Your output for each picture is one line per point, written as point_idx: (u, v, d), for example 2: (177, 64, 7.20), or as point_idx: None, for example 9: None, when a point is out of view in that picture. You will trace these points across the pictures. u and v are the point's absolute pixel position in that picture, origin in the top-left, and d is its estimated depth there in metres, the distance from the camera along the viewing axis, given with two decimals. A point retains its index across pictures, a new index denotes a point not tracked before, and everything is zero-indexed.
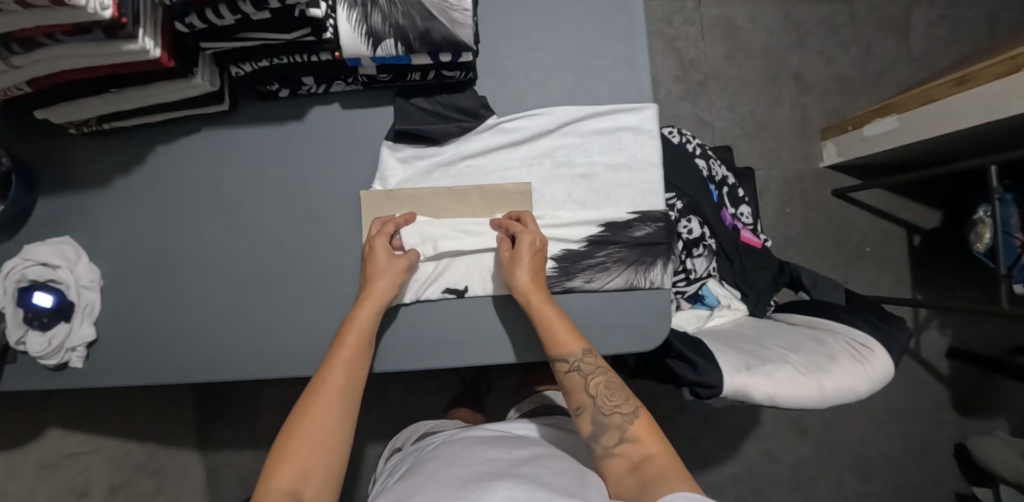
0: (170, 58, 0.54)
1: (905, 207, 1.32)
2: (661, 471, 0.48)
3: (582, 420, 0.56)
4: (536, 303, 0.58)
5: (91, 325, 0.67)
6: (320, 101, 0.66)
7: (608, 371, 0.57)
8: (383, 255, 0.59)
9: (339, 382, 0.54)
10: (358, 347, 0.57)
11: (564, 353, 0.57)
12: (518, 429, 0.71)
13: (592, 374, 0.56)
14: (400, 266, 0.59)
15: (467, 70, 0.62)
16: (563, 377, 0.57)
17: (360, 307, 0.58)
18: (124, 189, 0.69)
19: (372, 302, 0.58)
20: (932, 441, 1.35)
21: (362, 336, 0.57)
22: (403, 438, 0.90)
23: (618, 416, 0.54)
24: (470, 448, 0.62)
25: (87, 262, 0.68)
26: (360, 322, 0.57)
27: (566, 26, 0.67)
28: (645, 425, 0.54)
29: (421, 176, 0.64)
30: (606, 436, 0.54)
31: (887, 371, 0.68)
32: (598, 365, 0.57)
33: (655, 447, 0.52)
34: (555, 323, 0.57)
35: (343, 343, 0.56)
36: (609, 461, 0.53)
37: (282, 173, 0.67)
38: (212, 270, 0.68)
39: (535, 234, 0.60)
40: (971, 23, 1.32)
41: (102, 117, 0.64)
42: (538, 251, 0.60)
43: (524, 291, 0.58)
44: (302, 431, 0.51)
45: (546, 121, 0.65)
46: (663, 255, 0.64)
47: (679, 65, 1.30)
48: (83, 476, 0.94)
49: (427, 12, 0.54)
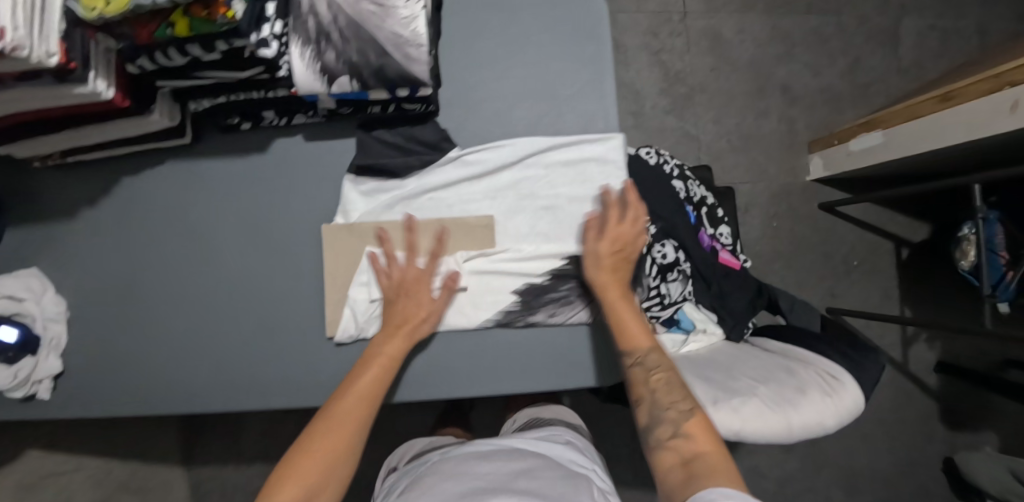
0: (125, 98, 0.54)
1: (894, 220, 1.31)
2: (710, 467, 0.47)
3: (640, 411, 0.56)
4: (613, 296, 0.60)
5: (58, 358, 0.67)
6: (284, 133, 0.66)
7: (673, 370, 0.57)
8: (418, 294, 0.60)
9: (359, 410, 0.53)
10: (383, 383, 0.56)
11: (630, 345, 0.58)
12: (512, 442, 0.70)
13: (655, 370, 0.57)
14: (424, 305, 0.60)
15: (427, 103, 0.61)
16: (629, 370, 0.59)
17: (388, 340, 0.59)
18: (89, 222, 0.68)
19: (400, 338, 0.59)
20: (920, 455, 1.34)
21: (386, 371, 0.57)
22: (397, 457, 0.88)
23: (674, 412, 0.54)
24: (465, 462, 0.62)
25: (54, 293, 0.68)
26: (386, 356, 0.58)
27: (532, 54, 0.66)
28: (702, 425, 0.52)
29: (383, 209, 0.63)
30: (660, 429, 0.53)
31: (857, 406, 0.67)
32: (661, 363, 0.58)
33: (709, 448, 0.50)
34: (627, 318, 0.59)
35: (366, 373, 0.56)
36: (659, 453, 0.52)
37: (247, 206, 0.67)
38: (178, 303, 0.68)
39: (622, 229, 0.61)
40: (961, 33, 1.30)
41: (65, 151, 0.64)
42: (621, 245, 0.61)
43: (602, 285, 0.60)
44: (319, 454, 0.49)
45: (509, 152, 0.64)
46: (628, 289, 0.64)
47: (665, 77, 1.29)
48: (62, 495, 0.95)
49: (382, 48, 0.54)
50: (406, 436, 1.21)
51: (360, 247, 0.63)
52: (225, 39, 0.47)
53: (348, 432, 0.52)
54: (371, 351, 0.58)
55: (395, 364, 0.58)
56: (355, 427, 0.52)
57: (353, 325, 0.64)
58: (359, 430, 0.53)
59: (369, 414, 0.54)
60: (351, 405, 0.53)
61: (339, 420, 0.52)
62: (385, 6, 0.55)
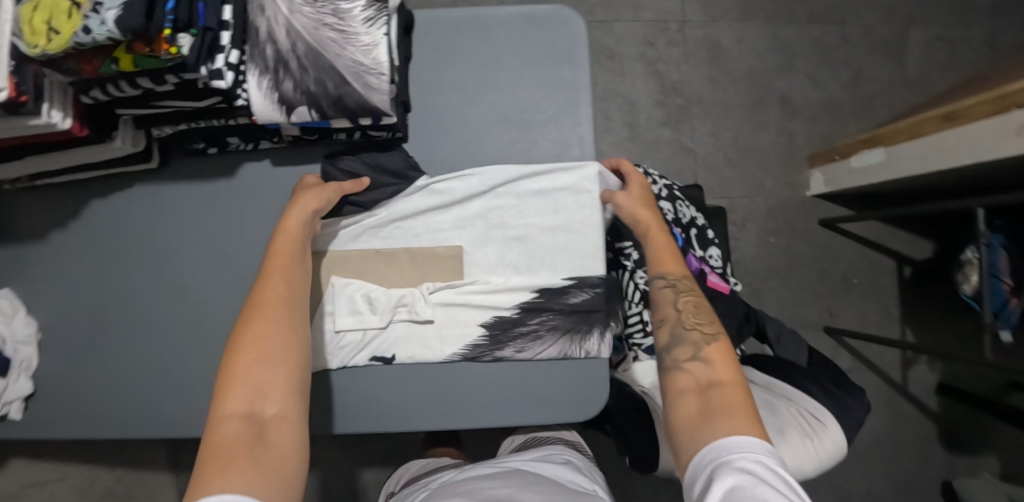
0: (83, 127, 0.53)
1: (895, 237, 1.27)
2: (731, 393, 0.45)
3: (661, 331, 0.55)
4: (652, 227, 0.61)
5: (28, 379, 0.67)
6: (251, 157, 0.65)
7: (701, 298, 0.57)
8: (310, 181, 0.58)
9: (278, 292, 0.50)
10: (294, 256, 0.53)
11: (664, 269, 0.58)
12: (511, 462, 0.68)
13: (684, 293, 0.57)
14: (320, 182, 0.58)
15: (393, 130, 0.59)
16: (655, 292, 0.58)
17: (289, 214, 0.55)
18: (59, 243, 0.68)
19: (300, 211, 0.55)
20: (919, 479, 1.30)
21: (292, 244, 0.53)
22: (395, 482, 0.91)
23: (697, 336, 0.53)
24: (465, 484, 0.61)
25: (25, 315, 0.68)
26: (290, 229, 0.54)
27: (504, 78, 0.64)
28: (723, 353, 0.50)
29: (350, 238, 0.62)
30: (679, 350, 0.52)
31: (837, 450, 0.65)
32: (689, 288, 0.57)
33: (728, 373, 0.48)
34: (662, 246, 0.60)
35: (274, 255, 0.52)
36: (674, 374, 0.50)
37: (214, 231, 0.66)
38: (145, 325, 0.68)
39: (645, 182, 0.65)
40: (971, 44, 1.25)
41: (33, 175, 0.64)
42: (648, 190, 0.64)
43: (643, 217, 0.61)
44: (253, 344, 0.45)
45: (477, 181, 0.62)
46: (600, 324, 0.62)
47: (662, 88, 1.26)
48: None
49: (341, 77, 0.52)
50: (391, 448, 1.20)
51: (326, 276, 0.62)
52: (174, 72, 0.46)
53: (276, 314, 0.48)
54: (277, 226, 0.54)
55: (300, 236, 0.54)
56: (281, 308, 0.49)
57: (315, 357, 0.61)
58: (284, 307, 0.49)
59: (292, 292, 0.51)
60: (271, 287, 0.50)
61: (263, 308, 0.48)
62: (345, 32, 0.53)
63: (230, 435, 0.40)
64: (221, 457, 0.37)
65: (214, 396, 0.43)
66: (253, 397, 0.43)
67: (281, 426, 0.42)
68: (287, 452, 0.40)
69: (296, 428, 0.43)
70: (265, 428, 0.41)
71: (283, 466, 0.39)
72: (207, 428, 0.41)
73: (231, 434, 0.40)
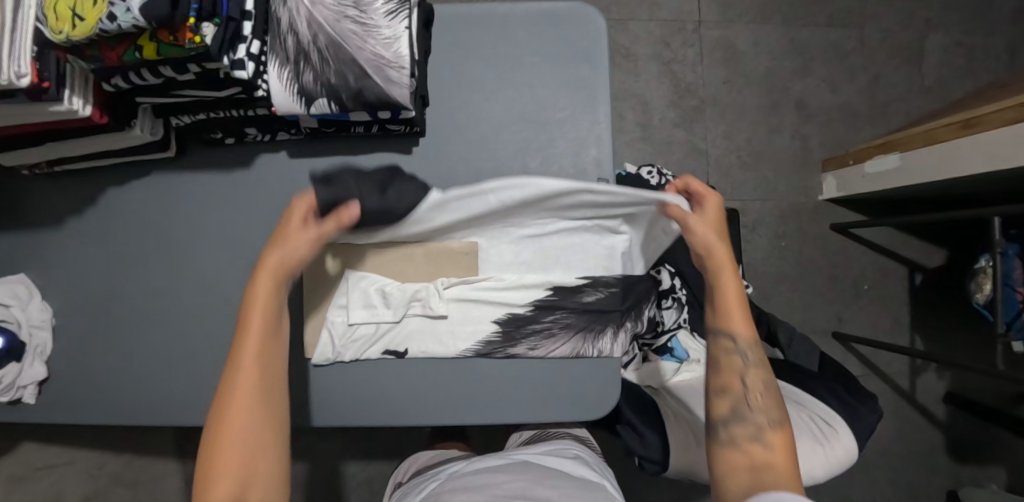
0: (103, 115, 0.53)
1: (908, 244, 1.26)
2: (790, 482, 0.46)
3: (720, 400, 0.53)
4: (727, 275, 0.55)
5: (42, 364, 0.68)
6: (268, 149, 0.65)
7: (767, 370, 0.55)
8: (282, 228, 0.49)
9: (248, 381, 0.46)
10: (269, 331, 0.48)
11: (734, 332, 0.54)
12: (520, 454, 0.69)
13: (752, 364, 0.54)
14: (295, 233, 0.49)
15: (411, 124, 0.59)
16: (719, 354, 0.55)
17: (256, 283, 0.48)
18: (75, 230, 0.68)
19: (268, 279, 0.48)
20: (924, 487, 1.29)
21: (268, 315, 0.48)
22: (405, 471, 0.91)
23: (762, 416, 0.52)
24: (481, 476, 0.61)
25: (41, 301, 0.69)
26: (259, 301, 0.48)
27: (523, 76, 0.64)
28: (784, 440, 0.50)
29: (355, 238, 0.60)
30: (741, 428, 0.51)
31: (847, 456, 0.64)
32: (756, 357, 0.54)
33: (790, 466, 0.48)
34: (733, 300, 0.55)
35: (248, 329, 0.47)
36: (730, 452, 0.50)
37: (230, 222, 0.67)
38: (158, 315, 0.68)
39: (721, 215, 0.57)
40: (991, 51, 1.23)
41: (51, 161, 0.64)
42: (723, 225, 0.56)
43: (719, 260, 0.54)
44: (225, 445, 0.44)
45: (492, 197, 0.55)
46: (614, 323, 0.62)
47: (676, 89, 1.25)
48: (55, 486, 1.02)
49: (362, 70, 0.52)
50: (398, 441, 1.22)
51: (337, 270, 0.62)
52: (197, 61, 0.46)
53: (254, 400, 0.45)
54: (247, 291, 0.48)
55: (273, 302, 0.48)
56: (260, 392, 0.46)
57: (330, 349, 0.61)
58: (263, 392, 0.46)
59: (269, 370, 0.47)
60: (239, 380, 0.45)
61: (233, 402, 0.45)
62: (367, 25, 0.53)
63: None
64: None
65: (195, 491, 0.43)
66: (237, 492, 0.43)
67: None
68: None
69: None
70: None
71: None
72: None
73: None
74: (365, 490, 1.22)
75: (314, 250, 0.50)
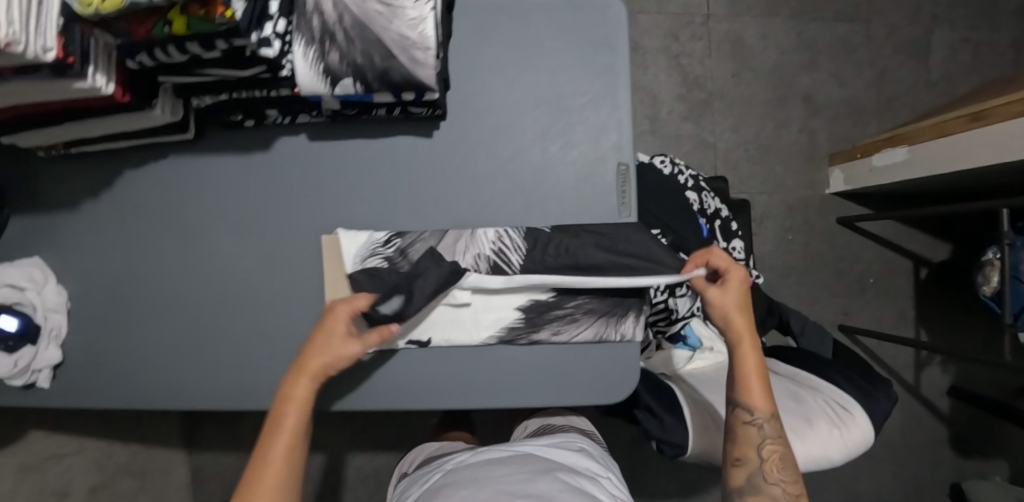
0: (125, 93, 0.53)
1: (913, 239, 1.26)
2: None
3: (737, 470, 0.59)
4: (745, 348, 0.60)
5: (58, 348, 0.67)
6: (287, 131, 0.65)
7: (786, 444, 0.59)
8: (321, 332, 0.57)
9: (276, 474, 0.53)
10: (298, 429, 0.55)
11: (752, 406, 0.59)
12: (524, 447, 0.71)
13: (770, 438, 0.59)
14: (340, 339, 0.56)
15: (434, 106, 0.60)
16: (739, 426, 0.60)
17: (297, 383, 0.56)
18: (91, 214, 0.68)
19: (308, 378, 0.56)
20: (927, 480, 1.30)
21: (299, 415, 0.55)
22: (409, 464, 0.91)
23: (779, 490, 0.57)
24: (483, 469, 0.64)
25: (56, 284, 0.68)
26: (297, 400, 0.55)
27: (543, 62, 0.64)
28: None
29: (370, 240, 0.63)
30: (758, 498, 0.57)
31: (866, 440, 0.65)
32: (775, 433, 0.59)
33: None
34: (752, 374, 0.60)
35: (280, 427, 0.55)
36: None
37: (249, 204, 0.66)
38: (174, 299, 0.68)
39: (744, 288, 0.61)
40: (996, 47, 1.24)
41: (68, 142, 0.64)
42: (745, 298, 0.61)
43: (737, 335, 0.60)
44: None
45: (516, 268, 0.61)
46: (635, 307, 0.63)
47: (684, 82, 1.25)
48: (64, 477, 0.96)
49: (387, 50, 0.52)
50: (405, 431, 1.23)
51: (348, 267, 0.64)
52: (225, 38, 0.46)
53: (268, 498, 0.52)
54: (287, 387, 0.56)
55: (305, 403, 0.56)
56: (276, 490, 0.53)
57: None
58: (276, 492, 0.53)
59: (289, 470, 0.54)
60: (266, 470, 0.53)
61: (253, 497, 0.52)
62: (393, 5, 0.53)
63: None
64: None
65: None
66: None
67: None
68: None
69: None
70: None
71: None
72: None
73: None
74: (371, 481, 1.22)
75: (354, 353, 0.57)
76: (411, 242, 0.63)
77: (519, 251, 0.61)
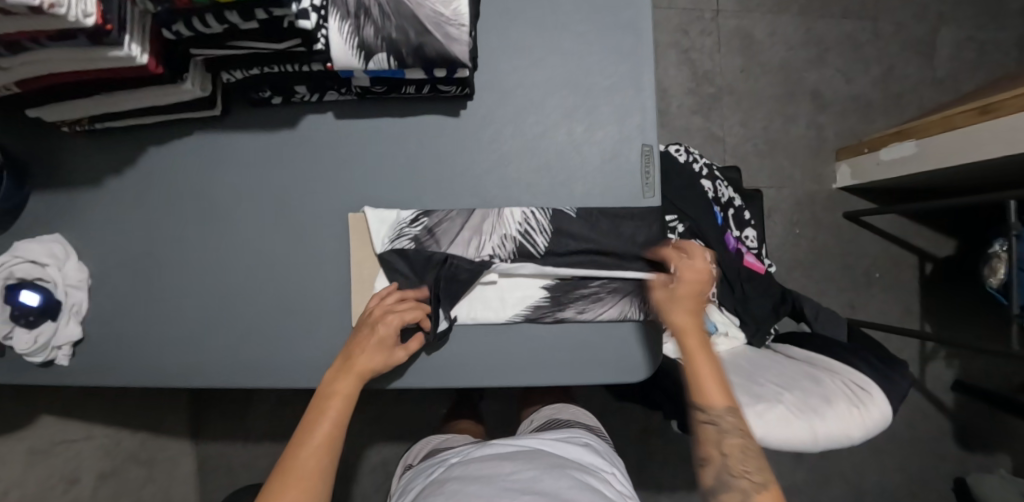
0: (159, 65, 0.53)
1: (918, 234, 1.28)
2: None
3: (705, 471, 0.57)
4: (691, 345, 0.59)
5: (77, 324, 0.67)
6: (314, 110, 0.65)
7: (749, 436, 0.56)
8: (366, 333, 0.59)
9: (316, 462, 0.53)
10: (340, 422, 0.57)
11: (704, 402, 0.57)
12: (530, 442, 0.71)
13: (731, 433, 0.56)
14: (389, 343, 0.59)
15: (463, 85, 0.61)
16: (698, 426, 0.58)
17: (343, 380, 0.58)
18: (114, 190, 0.68)
19: (354, 375, 0.58)
20: (932, 475, 1.31)
21: (343, 409, 0.57)
22: (414, 455, 0.90)
23: (746, 482, 0.54)
24: (488, 464, 0.63)
25: (77, 261, 0.68)
26: (342, 395, 0.57)
27: (569, 44, 0.65)
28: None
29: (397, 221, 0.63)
30: (728, 496, 0.54)
31: (884, 418, 0.66)
32: (736, 424, 0.56)
33: None
34: (703, 369, 0.59)
35: (325, 417, 0.56)
36: None
37: (274, 182, 0.66)
38: (197, 277, 0.68)
39: (700, 275, 0.60)
40: (1001, 45, 1.27)
41: (93, 117, 0.64)
42: (694, 288, 0.60)
43: (681, 331, 0.59)
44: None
45: (542, 250, 0.62)
46: (659, 286, 0.63)
47: (694, 76, 1.27)
48: (72, 463, 0.95)
49: (422, 26, 0.53)
50: (414, 423, 1.23)
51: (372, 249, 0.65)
52: (266, 7, 0.46)
53: (311, 485, 0.52)
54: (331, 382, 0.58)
55: (348, 400, 0.58)
56: (318, 478, 0.53)
57: None
58: (320, 482, 0.52)
59: (326, 461, 0.54)
60: (306, 459, 0.53)
61: (294, 484, 0.51)
62: None
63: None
64: None
65: None
66: None
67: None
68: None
69: None
70: None
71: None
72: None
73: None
74: (379, 472, 1.22)
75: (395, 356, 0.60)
76: (438, 221, 0.63)
77: (545, 233, 0.62)
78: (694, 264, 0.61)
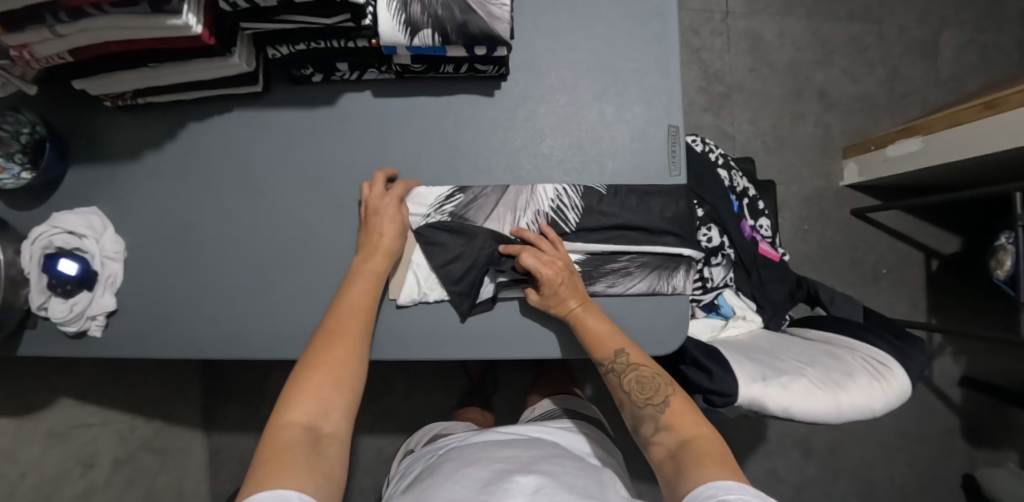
0: (211, 37, 0.54)
1: (924, 230, 1.31)
2: (695, 459, 0.50)
3: (624, 413, 0.60)
4: (575, 319, 0.61)
5: (112, 295, 0.67)
6: (353, 88, 0.68)
7: (643, 366, 0.59)
8: (389, 215, 0.62)
9: (356, 323, 0.57)
10: (372, 295, 0.59)
11: (602, 356, 0.60)
12: (532, 432, 0.73)
13: (625, 372, 0.59)
14: (399, 224, 0.62)
15: (499, 65, 0.63)
16: (604, 377, 0.62)
17: (371, 259, 0.61)
18: (152, 164, 0.69)
19: (382, 254, 0.61)
20: (942, 471, 1.31)
21: (371, 286, 0.60)
22: (417, 439, 0.89)
23: (651, 409, 0.56)
24: (486, 449, 0.63)
25: (113, 233, 0.69)
26: (371, 272, 0.60)
27: (600, 28, 0.68)
28: (681, 411, 0.55)
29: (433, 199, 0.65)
30: (645, 426, 0.57)
31: (904, 392, 0.68)
32: (631, 363, 0.59)
33: (690, 438, 0.53)
34: (594, 326, 0.61)
35: (354, 289, 0.59)
36: (650, 449, 0.56)
37: (311, 159, 0.68)
38: (232, 250, 0.69)
39: (552, 259, 0.61)
40: (1000, 49, 1.32)
41: (138, 91, 0.65)
42: (559, 271, 0.60)
43: (568, 313, 0.61)
44: (326, 366, 0.53)
45: (573, 226, 0.65)
46: (686, 262, 0.66)
47: (704, 75, 1.30)
48: (90, 447, 0.92)
49: (466, 5, 0.55)
50: (427, 414, 1.23)
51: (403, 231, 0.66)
52: None
53: (349, 342, 0.55)
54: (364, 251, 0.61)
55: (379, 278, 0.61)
56: (354, 338, 0.56)
57: (416, 290, 0.65)
58: (357, 342, 0.56)
59: (361, 324, 0.57)
60: (346, 319, 0.57)
61: (334, 341, 0.55)
62: None
63: (291, 441, 0.47)
64: (282, 458, 0.45)
65: (276, 413, 0.49)
66: (315, 413, 0.50)
67: (333, 444, 0.49)
68: (334, 464, 0.47)
69: (347, 441, 0.51)
70: (319, 441, 0.48)
71: (330, 477, 0.46)
72: (268, 433, 0.48)
73: (290, 441, 0.47)
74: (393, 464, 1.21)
75: (399, 217, 0.62)
76: (473, 198, 0.66)
77: (576, 210, 0.65)
78: (553, 253, 0.62)
